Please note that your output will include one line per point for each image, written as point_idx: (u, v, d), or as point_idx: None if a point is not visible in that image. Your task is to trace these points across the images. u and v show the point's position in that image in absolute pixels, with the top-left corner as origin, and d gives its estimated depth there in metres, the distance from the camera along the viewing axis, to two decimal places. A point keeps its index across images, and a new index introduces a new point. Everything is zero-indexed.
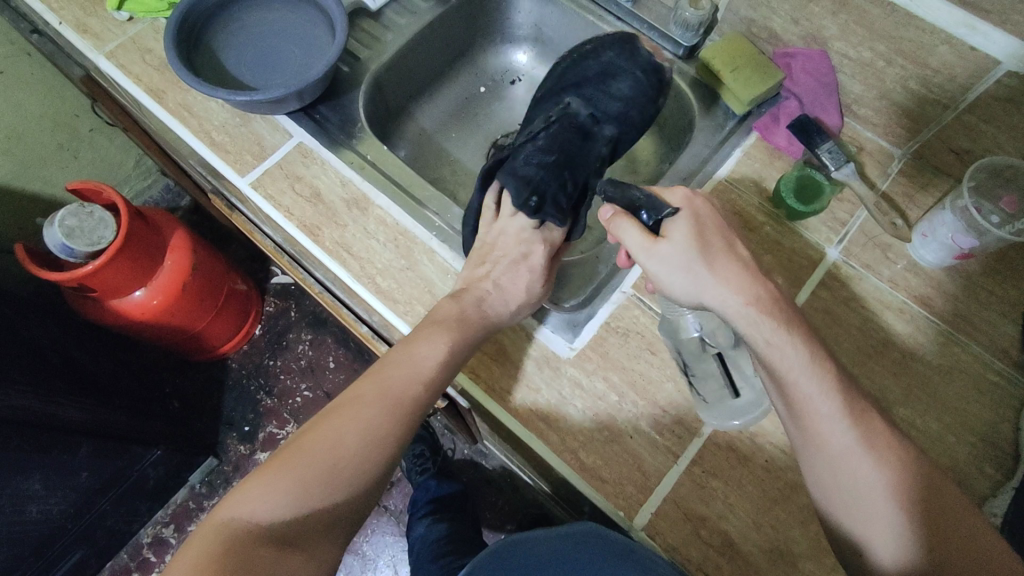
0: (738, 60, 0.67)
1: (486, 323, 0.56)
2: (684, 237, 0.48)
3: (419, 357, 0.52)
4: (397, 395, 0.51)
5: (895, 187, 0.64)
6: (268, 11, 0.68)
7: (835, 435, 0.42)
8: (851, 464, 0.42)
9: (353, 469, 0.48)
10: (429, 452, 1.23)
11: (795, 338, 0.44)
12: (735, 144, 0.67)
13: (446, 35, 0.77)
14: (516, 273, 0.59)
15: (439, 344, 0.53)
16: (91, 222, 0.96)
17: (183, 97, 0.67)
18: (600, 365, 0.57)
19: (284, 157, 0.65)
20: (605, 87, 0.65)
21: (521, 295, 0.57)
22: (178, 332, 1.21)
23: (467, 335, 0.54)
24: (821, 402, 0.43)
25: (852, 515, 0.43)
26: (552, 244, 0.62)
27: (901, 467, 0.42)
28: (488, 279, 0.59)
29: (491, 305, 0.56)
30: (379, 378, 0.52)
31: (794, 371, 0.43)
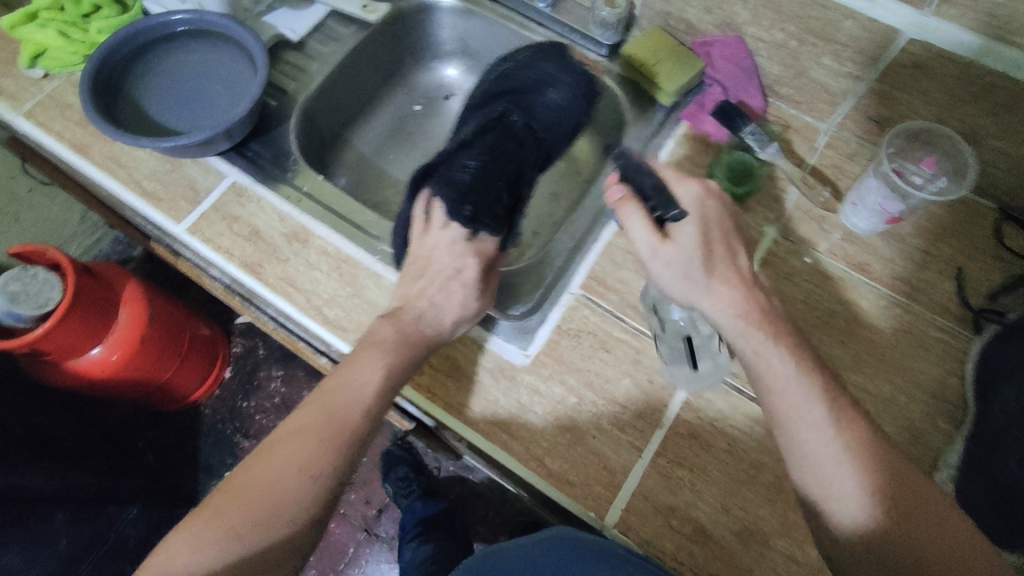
0: (659, 53, 0.68)
1: (422, 342, 0.55)
2: (689, 246, 0.48)
3: (356, 384, 0.51)
4: (337, 420, 0.50)
5: (823, 162, 0.64)
6: (186, 53, 0.67)
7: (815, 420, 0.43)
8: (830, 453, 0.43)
9: (293, 507, 0.47)
10: (413, 474, 1.22)
11: (781, 347, 0.45)
12: (666, 135, 0.67)
13: (373, 58, 0.77)
14: (449, 290, 0.57)
15: (378, 365, 0.52)
16: (36, 284, 0.94)
17: (109, 149, 0.65)
18: (556, 369, 0.57)
19: (219, 199, 0.64)
20: (540, 95, 0.66)
21: (456, 313, 0.56)
22: (145, 385, 1.18)
23: (407, 354, 0.53)
24: (795, 390, 0.44)
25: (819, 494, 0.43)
26: (487, 255, 0.59)
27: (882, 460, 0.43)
28: (423, 297, 0.57)
29: (426, 324, 0.55)
30: (319, 405, 0.50)
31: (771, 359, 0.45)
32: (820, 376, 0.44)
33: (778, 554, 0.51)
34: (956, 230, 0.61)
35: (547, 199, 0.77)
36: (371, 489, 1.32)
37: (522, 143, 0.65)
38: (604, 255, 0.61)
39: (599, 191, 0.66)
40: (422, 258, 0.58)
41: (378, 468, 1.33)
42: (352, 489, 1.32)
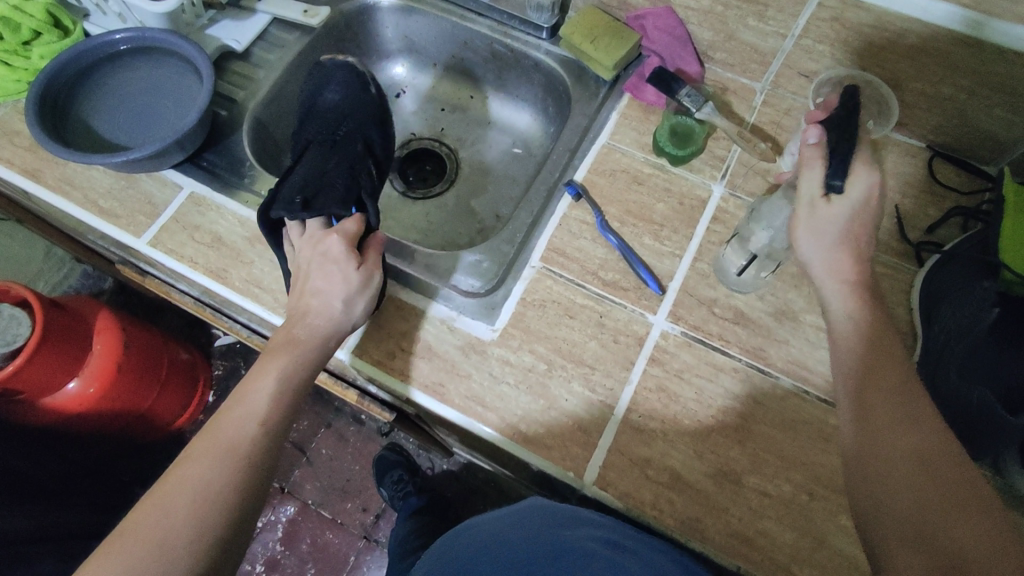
0: (595, 31, 0.70)
1: (315, 337, 0.54)
2: (846, 217, 0.53)
3: (248, 399, 0.51)
4: (228, 443, 0.49)
5: (762, 119, 0.67)
6: (131, 70, 0.67)
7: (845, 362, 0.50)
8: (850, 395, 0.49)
9: (187, 535, 0.44)
10: (408, 475, 1.25)
11: (859, 294, 0.53)
12: (611, 108, 0.70)
13: (320, 62, 0.78)
14: (326, 274, 0.56)
15: (269, 374, 0.53)
16: (2, 322, 0.94)
17: (62, 171, 0.65)
18: (524, 340, 0.58)
19: (177, 210, 0.64)
20: (321, 96, 0.70)
21: (341, 291, 0.55)
22: (125, 415, 1.18)
23: (301, 355, 0.54)
24: (835, 299, 0.54)
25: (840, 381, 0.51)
26: (347, 232, 0.58)
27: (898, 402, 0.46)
28: (305, 293, 0.56)
29: (311, 322, 0.55)
30: (211, 433, 0.50)
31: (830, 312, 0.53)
32: (872, 333, 0.51)
33: (752, 491, 0.53)
34: (891, 170, 0.64)
35: (504, 183, 0.79)
36: (366, 496, 1.32)
37: (338, 144, 0.67)
38: (561, 227, 0.63)
39: (553, 166, 0.68)
40: (295, 273, 0.58)
41: (370, 475, 1.33)
42: (347, 498, 1.32)
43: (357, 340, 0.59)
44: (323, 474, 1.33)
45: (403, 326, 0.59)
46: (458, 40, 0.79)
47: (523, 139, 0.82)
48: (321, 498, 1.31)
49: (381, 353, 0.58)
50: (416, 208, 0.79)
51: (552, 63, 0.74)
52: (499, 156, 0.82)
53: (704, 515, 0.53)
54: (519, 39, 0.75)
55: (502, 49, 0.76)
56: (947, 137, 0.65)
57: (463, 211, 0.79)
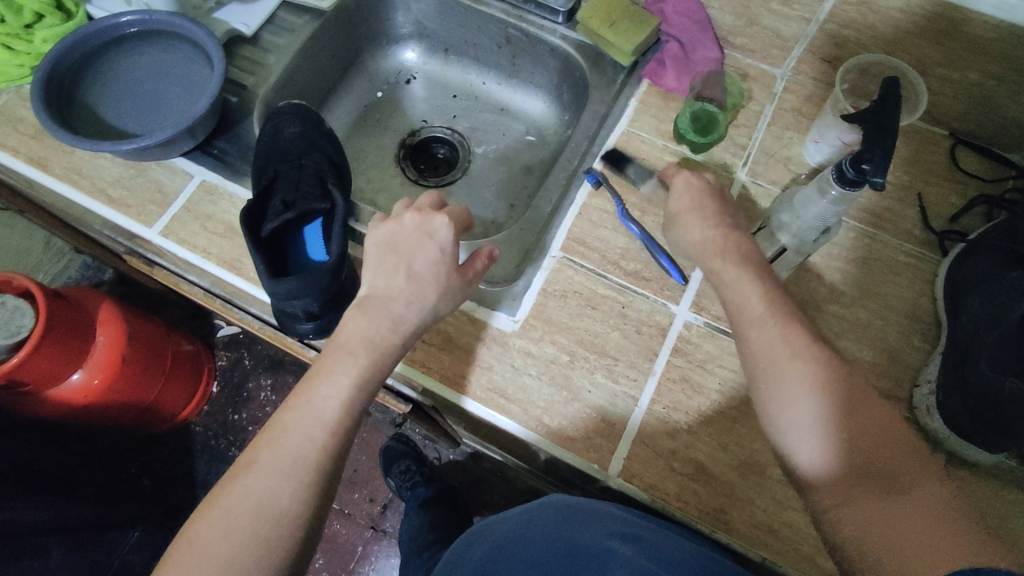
0: (614, 16, 0.68)
1: (398, 329, 0.51)
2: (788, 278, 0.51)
3: (324, 394, 0.48)
4: (291, 460, 0.46)
5: (784, 105, 0.66)
6: (137, 55, 0.65)
7: (807, 373, 0.44)
8: (827, 411, 0.43)
9: (273, 530, 0.45)
10: (415, 465, 1.24)
11: (792, 330, 0.46)
12: (629, 94, 0.69)
13: (330, 47, 0.76)
14: (429, 258, 0.53)
15: (346, 366, 0.49)
16: (6, 313, 0.93)
17: (68, 160, 0.64)
18: (546, 331, 0.57)
19: (189, 199, 0.63)
20: (275, 130, 0.60)
21: (437, 286, 0.52)
22: (129, 407, 1.17)
23: (381, 358, 0.50)
24: (770, 338, 0.46)
25: (779, 400, 0.44)
26: (455, 217, 0.55)
27: (878, 420, 0.43)
28: (400, 273, 0.52)
29: (397, 324, 0.51)
30: (298, 420, 0.47)
31: (761, 329, 0.47)
32: (820, 354, 0.45)
33: (777, 482, 0.53)
34: (915, 158, 0.64)
35: (518, 172, 0.78)
36: (373, 487, 1.32)
37: (300, 166, 0.58)
38: (581, 216, 0.62)
39: (571, 155, 0.67)
40: (396, 250, 0.53)
41: (377, 464, 1.33)
42: (355, 488, 1.32)
43: None
44: None
45: None
46: (470, 24, 0.77)
47: (536, 127, 0.80)
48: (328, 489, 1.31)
49: None
50: None
51: (566, 47, 0.72)
52: (512, 144, 0.80)
53: (730, 506, 0.52)
54: (535, 24, 0.73)
55: (518, 34, 0.75)
56: (971, 122, 0.64)
57: (477, 200, 0.78)
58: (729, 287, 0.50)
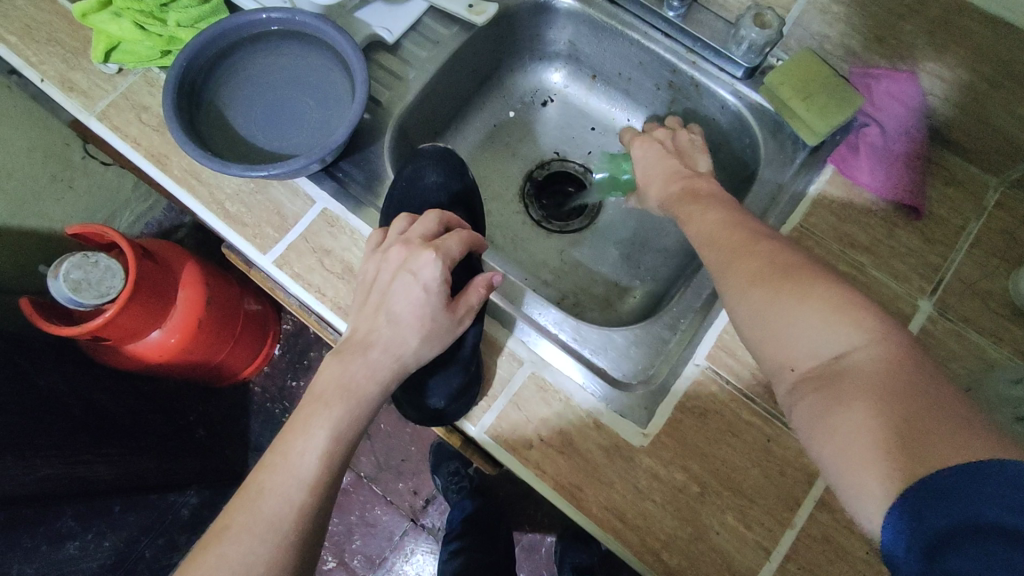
0: (811, 86, 0.58)
1: (375, 376, 0.45)
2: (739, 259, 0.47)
3: (296, 455, 0.42)
4: (269, 523, 0.41)
5: (991, 226, 0.57)
6: (273, 55, 0.59)
7: (783, 294, 0.41)
8: (793, 327, 0.40)
9: None
10: (464, 469, 1.22)
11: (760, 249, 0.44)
12: (809, 181, 0.59)
13: (473, 61, 0.68)
14: (411, 298, 0.47)
15: (322, 427, 0.43)
16: (98, 272, 0.91)
17: (189, 161, 0.60)
18: (677, 453, 0.52)
19: (309, 227, 0.58)
20: (417, 175, 0.55)
21: (420, 328, 0.47)
22: (197, 365, 1.17)
23: (358, 407, 0.44)
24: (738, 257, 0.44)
25: (754, 322, 0.42)
26: (447, 252, 0.49)
27: (847, 318, 0.39)
28: (380, 313, 0.47)
29: (371, 368, 0.45)
30: (270, 486, 0.42)
31: (719, 257, 0.46)
32: (786, 265, 0.42)
33: None
34: None
35: (652, 229, 0.70)
36: (418, 480, 1.32)
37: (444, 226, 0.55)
38: None
39: None
40: (376, 287, 0.48)
41: (425, 458, 1.32)
42: (400, 479, 1.32)
43: (493, 418, 0.53)
44: (379, 449, 1.32)
45: (542, 411, 0.53)
46: (631, 56, 0.68)
47: None
48: (373, 474, 1.31)
49: (518, 440, 0.53)
50: (550, 242, 0.71)
51: (740, 107, 0.63)
52: None
53: None
54: (709, 74, 0.64)
55: (685, 78, 0.66)
56: None
57: (602, 256, 0.70)
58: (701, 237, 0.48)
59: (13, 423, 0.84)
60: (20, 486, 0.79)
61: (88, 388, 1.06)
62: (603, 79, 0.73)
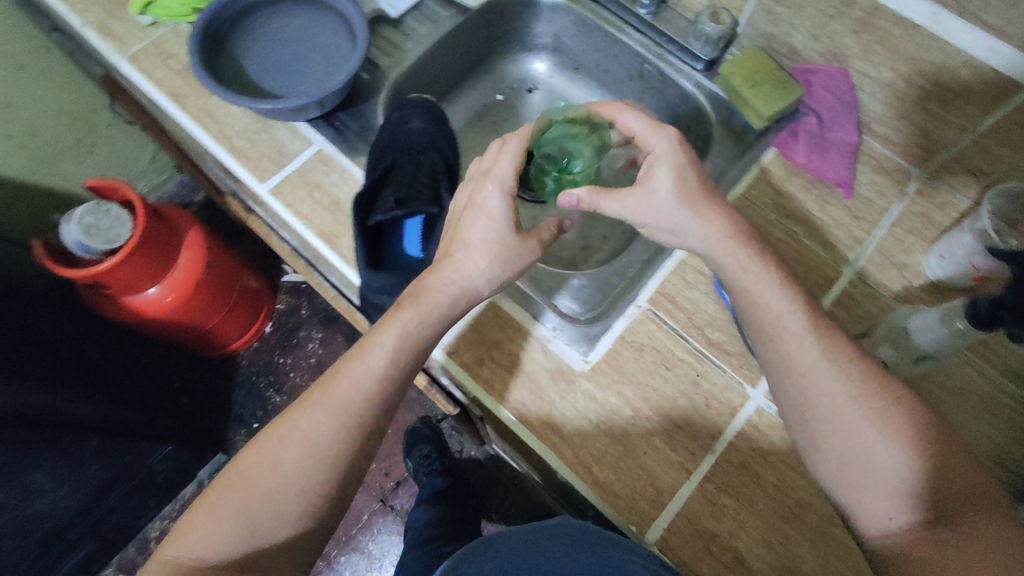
0: (758, 76, 0.67)
1: (444, 288, 0.51)
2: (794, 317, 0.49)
3: (367, 356, 0.49)
4: (341, 403, 0.48)
5: (912, 208, 0.63)
6: (286, 17, 0.68)
7: (858, 410, 0.46)
8: (876, 453, 0.45)
9: (312, 474, 0.48)
10: (436, 453, 1.25)
11: (816, 334, 0.48)
12: (752, 161, 0.66)
13: (466, 43, 0.76)
14: (482, 228, 0.53)
15: (392, 333, 0.50)
16: (108, 220, 0.98)
17: (204, 102, 0.67)
18: (614, 380, 0.57)
19: (304, 164, 0.65)
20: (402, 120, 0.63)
21: (489, 250, 0.52)
22: (190, 329, 1.23)
23: (426, 312, 0.51)
24: (806, 347, 0.48)
25: (821, 430, 0.47)
26: (505, 184, 0.54)
27: (913, 446, 0.45)
28: (453, 241, 0.53)
29: (442, 284, 0.52)
30: (343, 378, 0.49)
31: (815, 362, 0.47)
32: (851, 368, 0.47)
33: None
34: None
35: None
36: (390, 462, 1.35)
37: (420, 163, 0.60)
38: (676, 272, 0.61)
39: None
40: (456, 221, 0.55)
41: (400, 441, 1.36)
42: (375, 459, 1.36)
43: (451, 337, 0.59)
44: None
45: (496, 335, 0.59)
46: (607, 50, 0.76)
47: None
48: None
49: (471, 358, 0.58)
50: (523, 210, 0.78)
51: (696, 95, 0.71)
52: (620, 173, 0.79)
53: None
54: (672, 66, 0.72)
55: (652, 70, 0.74)
56: None
57: (570, 225, 0.77)
58: (761, 321, 0.50)
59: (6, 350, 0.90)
60: (9, 405, 0.85)
61: (83, 339, 1.12)
62: (584, 71, 0.81)
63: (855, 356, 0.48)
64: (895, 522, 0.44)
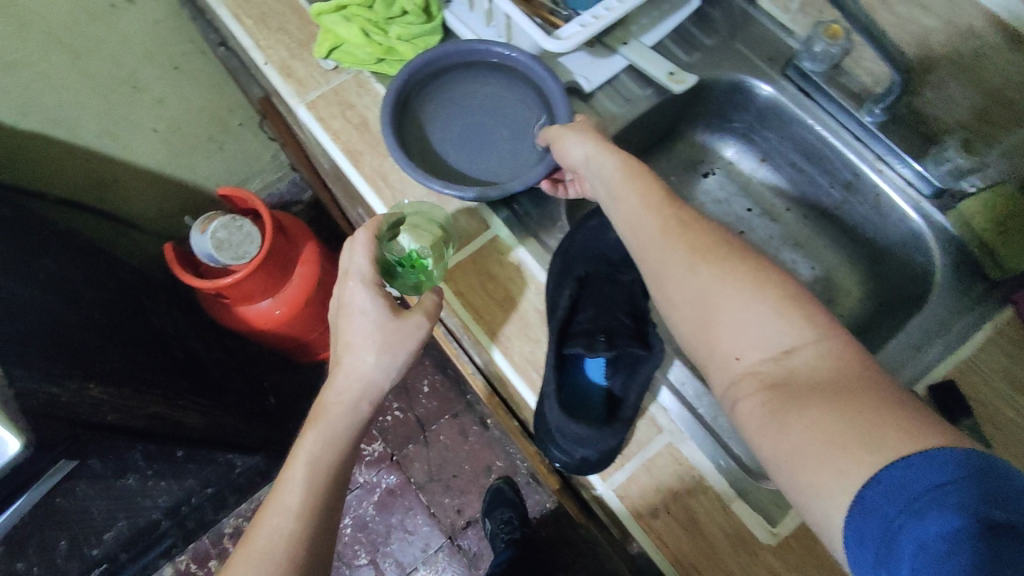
0: (1010, 224, 0.58)
1: (342, 400, 0.52)
2: (656, 217, 0.48)
3: (290, 489, 0.48)
4: (262, 552, 0.46)
5: None
6: (482, 84, 0.63)
7: (748, 301, 0.42)
8: (756, 357, 0.41)
9: None
10: (517, 521, 1.23)
11: (702, 245, 0.45)
12: (984, 317, 0.57)
13: (654, 124, 0.70)
14: (357, 324, 0.53)
15: (302, 463, 0.49)
16: (240, 235, 0.98)
17: (380, 164, 0.64)
18: (804, 561, 0.50)
19: (479, 251, 0.60)
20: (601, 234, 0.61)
21: (378, 344, 0.53)
22: (291, 340, 1.21)
23: (332, 428, 0.51)
24: (677, 255, 0.45)
25: (712, 336, 0.43)
26: (362, 277, 0.53)
27: (795, 318, 0.40)
28: (339, 345, 0.54)
29: (339, 392, 0.53)
30: (266, 522, 0.47)
31: (655, 252, 0.47)
32: (730, 258, 0.44)
33: None
34: None
35: None
36: (464, 499, 1.32)
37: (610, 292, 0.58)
38: None
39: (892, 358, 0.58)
40: (342, 317, 0.54)
41: (476, 480, 1.33)
42: (447, 493, 1.32)
43: (623, 477, 0.54)
44: (433, 459, 1.35)
45: (672, 482, 0.53)
46: (810, 151, 0.68)
47: (831, 283, 0.71)
48: (423, 482, 1.33)
49: (642, 505, 0.53)
50: None
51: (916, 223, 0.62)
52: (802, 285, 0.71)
53: None
54: (891, 182, 0.63)
55: (865, 184, 0.65)
56: None
57: None
58: (635, 217, 0.49)
59: (126, 356, 0.88)
60: (134, 420, 0.83)
61: (192, 340, 1.12)
62: (772, 166, 0.74)
63: (720, 246, 0.45)
64: (740, 363, 0.41)
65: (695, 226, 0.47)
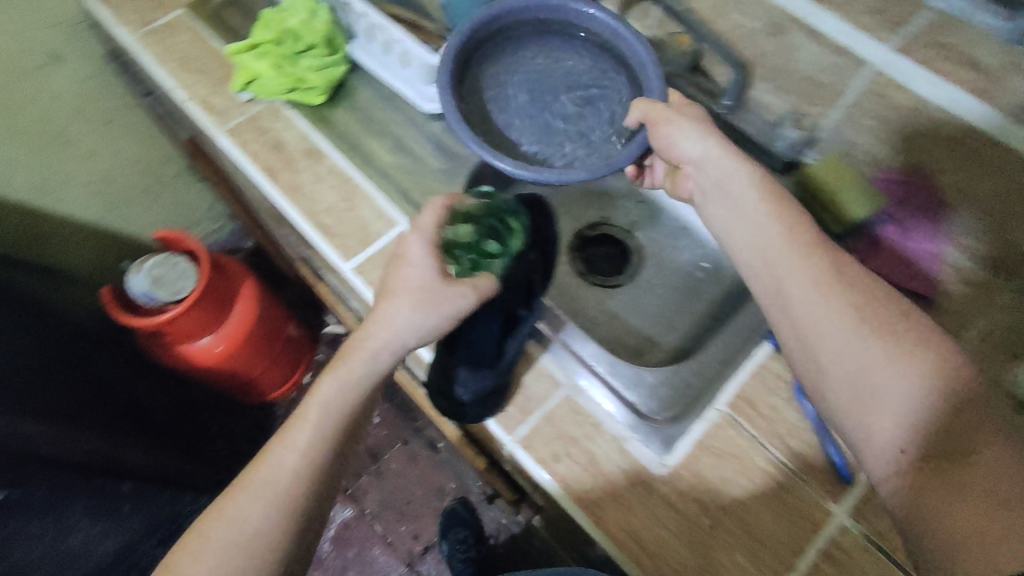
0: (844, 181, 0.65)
1: (372, 358, 0.53)
2: (812, 260, 0.50)
3: (290, 437, 0.50)
4: (269, 487, 0.48)
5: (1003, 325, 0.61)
6: (575, 53, 0.71)
7: (886, 363, 0.44)
8: (898, 408, 0.44)
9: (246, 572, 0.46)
10: (472, 539, 1.24)
11: (848, 288, 0.48)
12: None
13: None
14: (407, 281, 0.54)
15: (312, 415, 0.51)
16: (174, 272, 1.02)
17: (295, 179, 0.70)
18: (692, 486, 0.56)
19: (388, 246, 0.66)
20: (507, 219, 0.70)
21: (436, 311, 0.54)
22: (234, 378, 1.23)
23: (351, 384, 0.52)
24: (812, 300, 0.48)
25: (850, 385, 0.46)
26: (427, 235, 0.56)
27: (907, 367, 0.44)
28: (384, 292, 0.55)
29: (367, 343, 0.53)
30: (271, 461, 0.49)
31: (806, 296, 0.49)
32: (882, 312, 0.47)
33: None
34: None
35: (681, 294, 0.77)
36: (420, 524, 1.32)
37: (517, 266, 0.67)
38: (757, 376, 0.61)
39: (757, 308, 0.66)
40: (393, 269, 0.56)
41: (429, 504, 1.34)
42: (403, 521, 1.33)
43: (526, 429, 0.59)
44: (386, 488, 1.35)
45: (572, 431, 0.59)
46: None
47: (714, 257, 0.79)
48: (377, 511, 1.34)
49: (546, 453, 0.58)
50: (591, 294, 0.79)
51: None
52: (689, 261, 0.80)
53: None
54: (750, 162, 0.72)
55: None
56: None
57: (634, 311, 0.77)
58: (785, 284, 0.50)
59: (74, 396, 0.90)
60: (67, 454, 0.85)
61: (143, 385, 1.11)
62: None
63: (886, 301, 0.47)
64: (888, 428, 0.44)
65: (843, 275, 0.49)
